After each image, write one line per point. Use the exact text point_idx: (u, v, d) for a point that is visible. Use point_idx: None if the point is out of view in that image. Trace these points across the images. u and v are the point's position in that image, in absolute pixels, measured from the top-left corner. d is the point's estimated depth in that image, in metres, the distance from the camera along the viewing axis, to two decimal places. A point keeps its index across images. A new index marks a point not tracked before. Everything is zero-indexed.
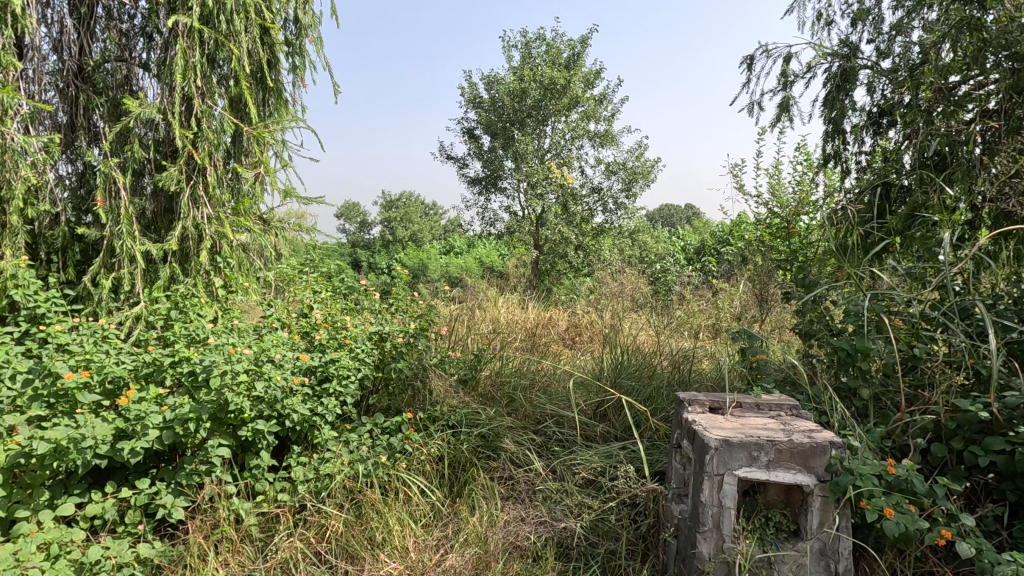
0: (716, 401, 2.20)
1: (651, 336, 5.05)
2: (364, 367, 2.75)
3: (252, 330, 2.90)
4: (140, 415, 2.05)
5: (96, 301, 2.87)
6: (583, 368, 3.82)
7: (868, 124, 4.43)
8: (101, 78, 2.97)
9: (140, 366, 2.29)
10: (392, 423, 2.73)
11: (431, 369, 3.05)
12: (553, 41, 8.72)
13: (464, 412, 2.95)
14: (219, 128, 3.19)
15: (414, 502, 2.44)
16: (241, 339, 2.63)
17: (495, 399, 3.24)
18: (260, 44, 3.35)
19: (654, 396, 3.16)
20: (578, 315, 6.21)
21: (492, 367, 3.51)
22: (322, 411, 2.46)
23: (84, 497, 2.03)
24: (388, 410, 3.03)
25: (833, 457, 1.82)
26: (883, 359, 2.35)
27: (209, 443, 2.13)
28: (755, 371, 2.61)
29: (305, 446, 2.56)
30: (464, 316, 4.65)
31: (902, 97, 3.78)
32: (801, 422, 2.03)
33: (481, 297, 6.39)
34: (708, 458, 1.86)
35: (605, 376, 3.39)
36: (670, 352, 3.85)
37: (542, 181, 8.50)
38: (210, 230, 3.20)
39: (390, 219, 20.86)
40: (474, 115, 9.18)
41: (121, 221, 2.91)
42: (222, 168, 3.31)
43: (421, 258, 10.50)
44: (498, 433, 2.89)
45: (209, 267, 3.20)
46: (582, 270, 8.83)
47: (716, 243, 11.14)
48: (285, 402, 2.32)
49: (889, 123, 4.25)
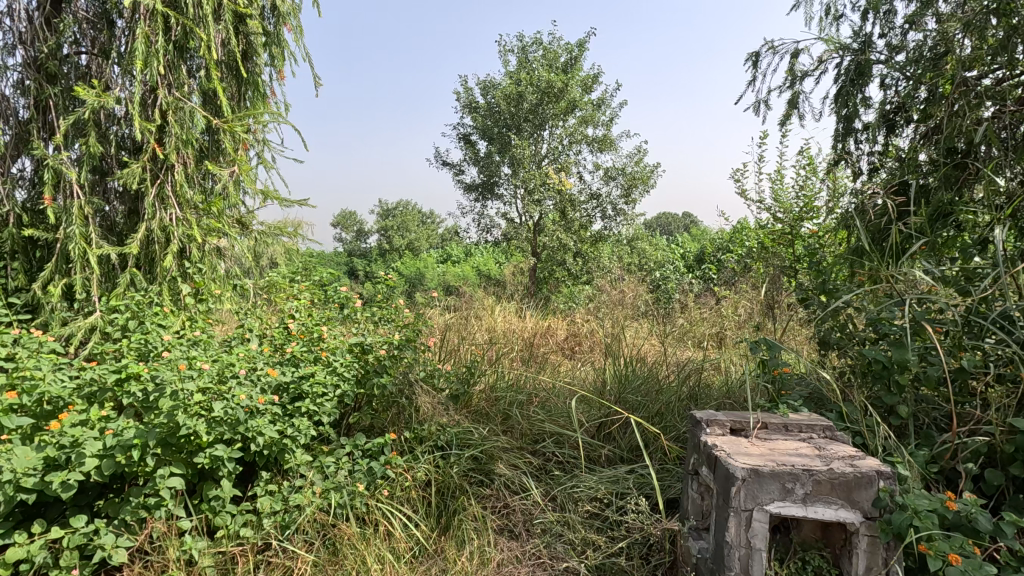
0: (739, 421, 1.94)
1: (655, 346, 4.80)
2: (344, 384, 2.48)
3: (221, 342, 2.64)
4: (75, 442, 1.77)
5: (48, 310, 2.61)
6: (584, 380, 3.56)
7: (882, 122, 4.20)
8: (57, 68, 2.73)
9: (83, 385, 2.03)
10: (374, 445, 2.46)
11: (418, 385, 2.79)
12: (551, 44, 8.54)
13: (454, 431, 2.69)
14: (189, 121, 2.95)
15: (395, 537, 2.17)
16: (204, 352, 2.37)
17: (489, 416, 2.99)
18: (234, 33, 3.11)
19: (663, 413, 2.88)
20: (577, 323, 5.96)
21: (486, 381, 3.25)
22: (294, 433, 2.19)
23: (8, 538, 1.75)
24: (371, 429, 2.76)
25: (882, 490, 1.55)
26: (923, 372, 2.09)
27: (158, 474, 1.85)
28: (777, 385, 2.35)
29: (276, 472, 2.29)
30: (456, 325, 4.39)
31: (919, 92, 3.55)
32: (838, 446, 1.76)
33: (476, 305, 6.14)
34: (735, 492, 1.59)
35: (608, 390, 3.13)
36: (676, 363, 3.59)
37: (539, 187, 8.27)
38: (178, 234, 2.95)
39: (386, 228, 20.63)
40: (469, 120, 8.96)
41: (75, 222, 2.65)
42: (192, 166, 3.06)
43: (417, 267, 10.27)
44: (492, 455, 2.64)
45: (176, 273, 2.94)
46: (582, 278, 8.59)
47: (716, 250, 10.93)
48: (250, 424, 2.05)
49: (904, 120, 4.02)
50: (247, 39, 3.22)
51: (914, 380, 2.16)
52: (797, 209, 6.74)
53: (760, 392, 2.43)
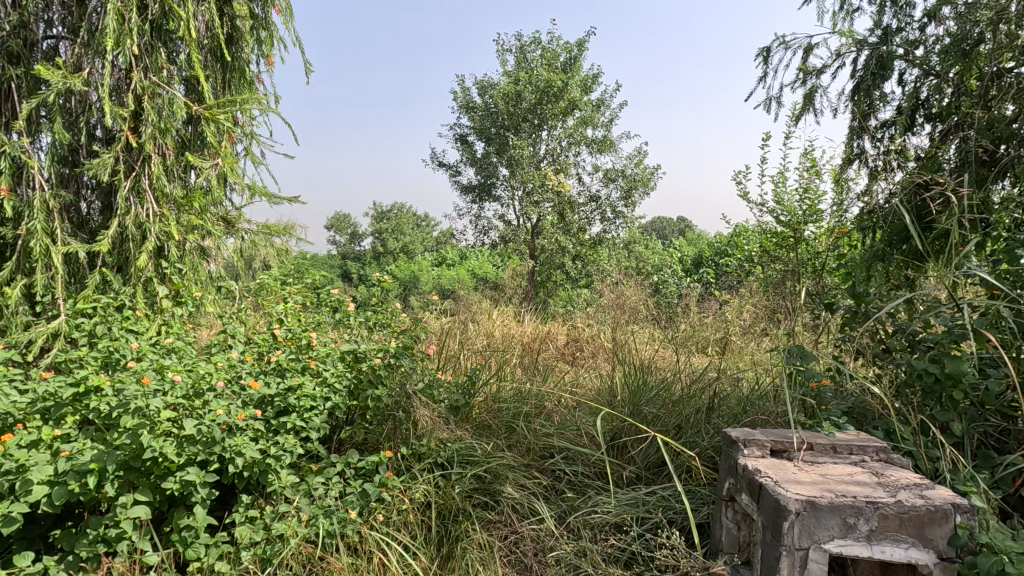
0: (780, 442, 1.72)
1: (662, 352, 4.58)
2: (334, 396, 2.24)
3: (200, 350, 2.40)
4: (21, 468, 1.54)
5: (7, 312, 2.37)
6: (592, 389, 3.34)
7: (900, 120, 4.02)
8: (21, 48, 2.49)
9: (36, 399, 1.79)
10: (367, 464, 2.23)
11: (415, 397, 2.56)
12: (550, 43, 8.35)
13: (456, 447, 2.47)
14: (168, 109, 2.72)
15: (392, 570, 1.94)
16: (179, 361, 2.13)
17: (492, 430, 2.76)
18: (217, 14, 2.88)
19: (682, 426, 2.66)
20: (578, 328, 5.75)
21: (488, 391, 3.02)
22: (279, 452, 1.96)
23: None
24: (364, 445, 2.53)
25: (960, 527, 1.34)
26: (980, 385, 1.88)
27: (119, 502, 1.62)
28: (812, 398, 2.14)
29: (258, 495, 2.06)
30: (454, 330, 4.16)
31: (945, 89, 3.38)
32: (898, 472, 1.55)
33: (474, 309, 5.92)
34: (788, 527, 1.36)
35: (620, 402, 2.90)
36: (690, 371, 3.38)
37: (538, 189, 8.05)
38: (155, 231, 2.71)
39: (381, 230, 20.40)
40: (466, 120, 8.76)
41: (37, 217, 2.41)
42: (172, 158, 2.83)
43: (412, 270, 10.03)
44: (498, 474, 2.43)
45: (152, 274, 2.70)
46: (580, 282, 8.36)
47: (714, 254, 10.75)
48: (229, 443, 1.82)
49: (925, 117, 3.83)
50: (232, 23, 2.98)
51: (968, 394, 1.95)
52: (803, 212, 6.56)
53: (793, 405, 2.22)
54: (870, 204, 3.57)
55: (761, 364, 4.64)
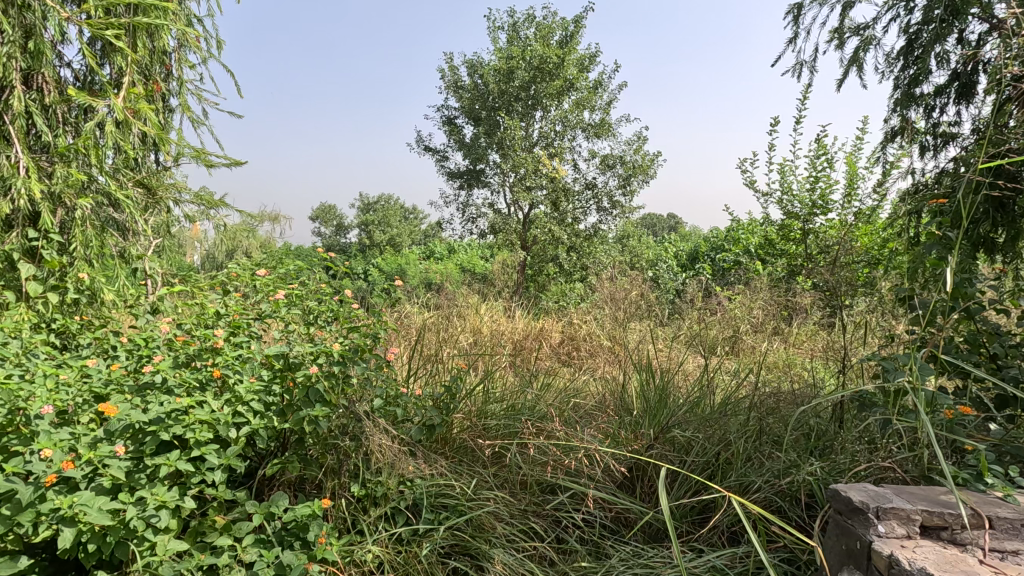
0: (938, 518, 1.10)
1: (674, 355, 3.97)
2: (249, 420, 1.57)
3: (56, 353, 1.72)
4: None
5: None
6: (599, 397, 2.71)
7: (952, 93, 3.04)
8: None
9: None
10: (299, 516, 1.59)
11: (370, 418, 1.89)
12: (545, 18, 7.65)
13: (424, 487, 1.84)
14: (40, 27, 2.05)
15: None
16: (4, 371, 1.44)
17: (475, 456, 2.14)
18: None
19: (725, 457, 2.03)
20: (574, 325, 5.09)
21: (473, 403, 2.38)
22: (147, 513, 1.30)
23: None
24: (301, 484, 1.88)
25: None
26: None
27: None
28: (943, 432, 1.54)
29: (123, 570, 1.40)
30: (432, 326, 3.49)
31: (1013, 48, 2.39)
32: None
33: (458, 303, 5.25)
34: None
35: (640, 419, 2.27)
36: (718, 377, 2.76)
37: (531, 174, 7.28)
38: (20, 189, 2.03)
39: (367, 222, 19.75)
40: (454, 100, 8.03)
41: None
42: (50, 96, 2.19)
43: (395, 262, 9.34)
44: (483, 525, 1.80)
45: (14, 247, 2.01)
46: (575, 275, 7.74)
47: (711, 249, 10.03)
48: (53, 507, 1.17)
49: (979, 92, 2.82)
50: None
51: None
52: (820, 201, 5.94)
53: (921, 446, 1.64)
54: (920, 182, 2.74)
55: (787, 369, 4.03)
